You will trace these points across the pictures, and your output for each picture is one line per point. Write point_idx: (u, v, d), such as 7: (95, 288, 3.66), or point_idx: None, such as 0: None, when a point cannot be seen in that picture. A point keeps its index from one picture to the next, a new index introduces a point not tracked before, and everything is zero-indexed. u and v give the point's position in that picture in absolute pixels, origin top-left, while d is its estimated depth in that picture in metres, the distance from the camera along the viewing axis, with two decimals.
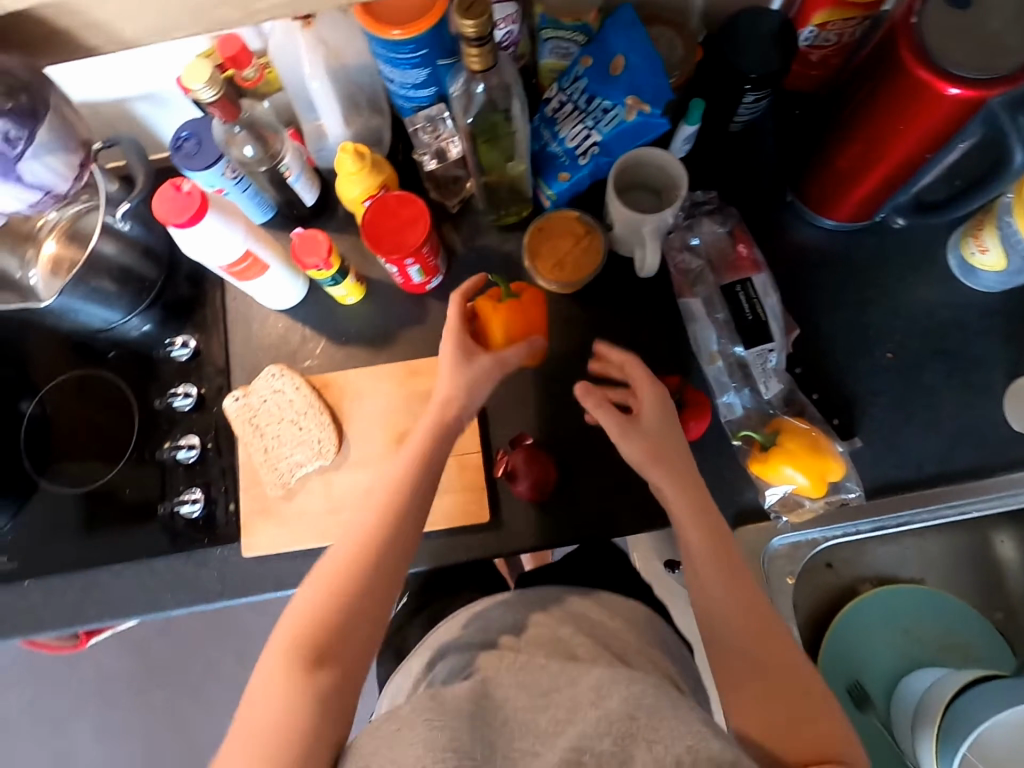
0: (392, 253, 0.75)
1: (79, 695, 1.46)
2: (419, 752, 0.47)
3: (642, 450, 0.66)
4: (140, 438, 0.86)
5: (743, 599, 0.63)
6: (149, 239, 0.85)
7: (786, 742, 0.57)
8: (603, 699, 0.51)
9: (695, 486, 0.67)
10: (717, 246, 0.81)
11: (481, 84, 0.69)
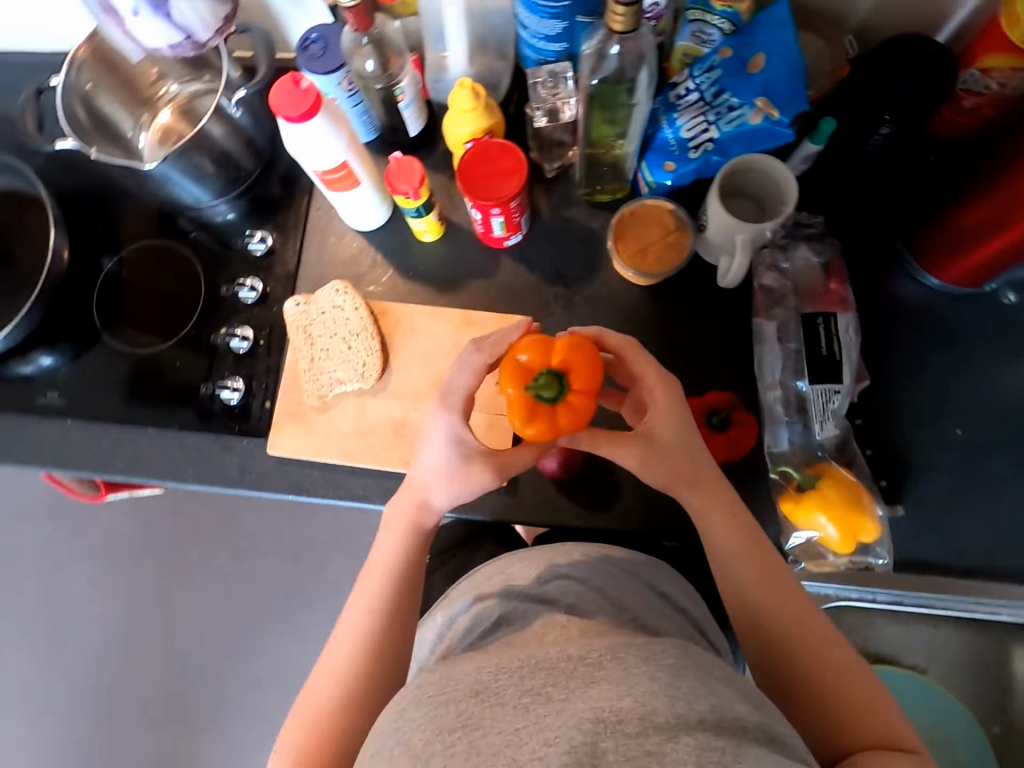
0: (480, 199, 0.74)
1: (84, 543, 1.55)
2: (423, 736, 0.41)
3: (671, 474, 0.63)
4: (201, 318, 0.89)
5: (768, 587, 0.62)
6: (254, 132, 0.88)
7: (846, 730, 0.56)
8: (618, 688, 0.41)
9: (723, 503, 0.64)
10: (808, 272, 0.77)
11: (617, 46, 0.67)
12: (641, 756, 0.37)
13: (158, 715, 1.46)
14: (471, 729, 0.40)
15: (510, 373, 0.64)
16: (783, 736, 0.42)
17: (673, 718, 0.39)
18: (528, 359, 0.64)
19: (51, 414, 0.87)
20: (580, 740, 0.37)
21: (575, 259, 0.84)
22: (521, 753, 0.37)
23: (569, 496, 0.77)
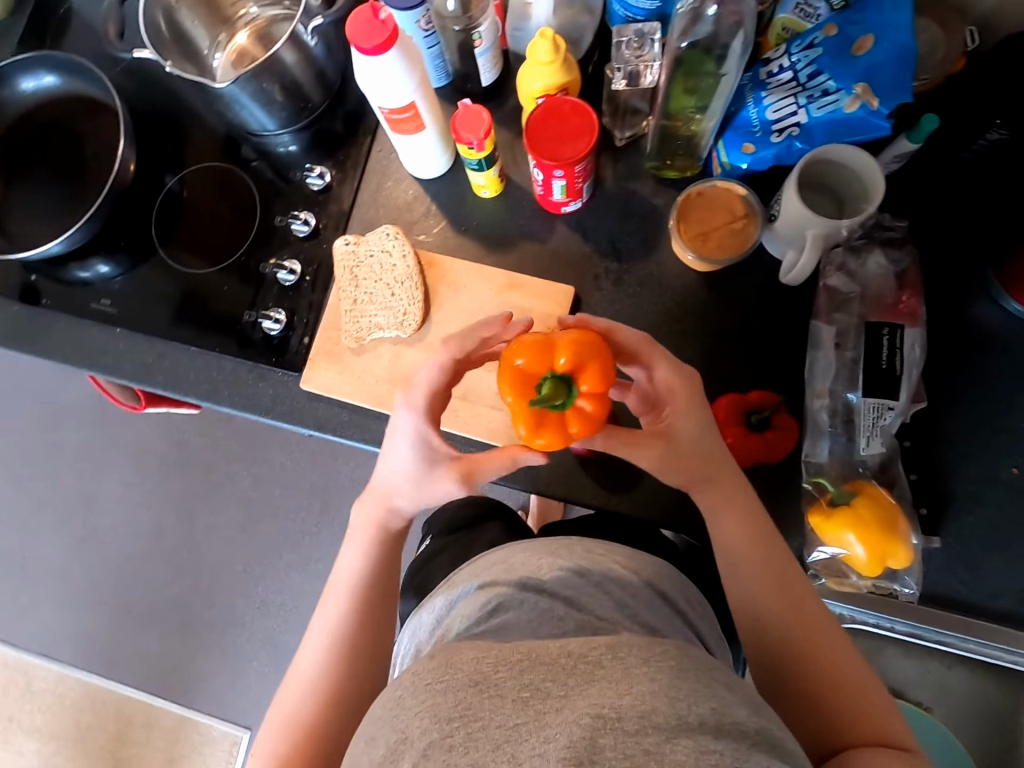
0: (543, 158, 0.71)
1: (121, 450, 1.62)
2: (422, 725, 0.41)
3: (690, 473, 0.62)
4: (253, 245, 0.90)
5: (777, 587, 0.60)
6: (325, 64, 0.87)
7: (843, 731, 0.54)
8: (618, 687, 0.40)
9: (735, 504, 0.63)
10: (879, 281, 0.71)
11: (714, 7, 0.63)
12: (638, 755, 0.37)
13: (170, 620, 1.54)
14: (470, 720, 0.40)
15: (512, 380, 0.61)
16: (782, 742, 0.41)
17: (674, 720, 0.39)
18: (529, 366, 0.61)
19: (102, 320, 0.90)
20: (579, 736, 0.37)
21: (632, 233, 0.81)
22: (521, 750, 0.38)
23: (590, 474, 0.76)
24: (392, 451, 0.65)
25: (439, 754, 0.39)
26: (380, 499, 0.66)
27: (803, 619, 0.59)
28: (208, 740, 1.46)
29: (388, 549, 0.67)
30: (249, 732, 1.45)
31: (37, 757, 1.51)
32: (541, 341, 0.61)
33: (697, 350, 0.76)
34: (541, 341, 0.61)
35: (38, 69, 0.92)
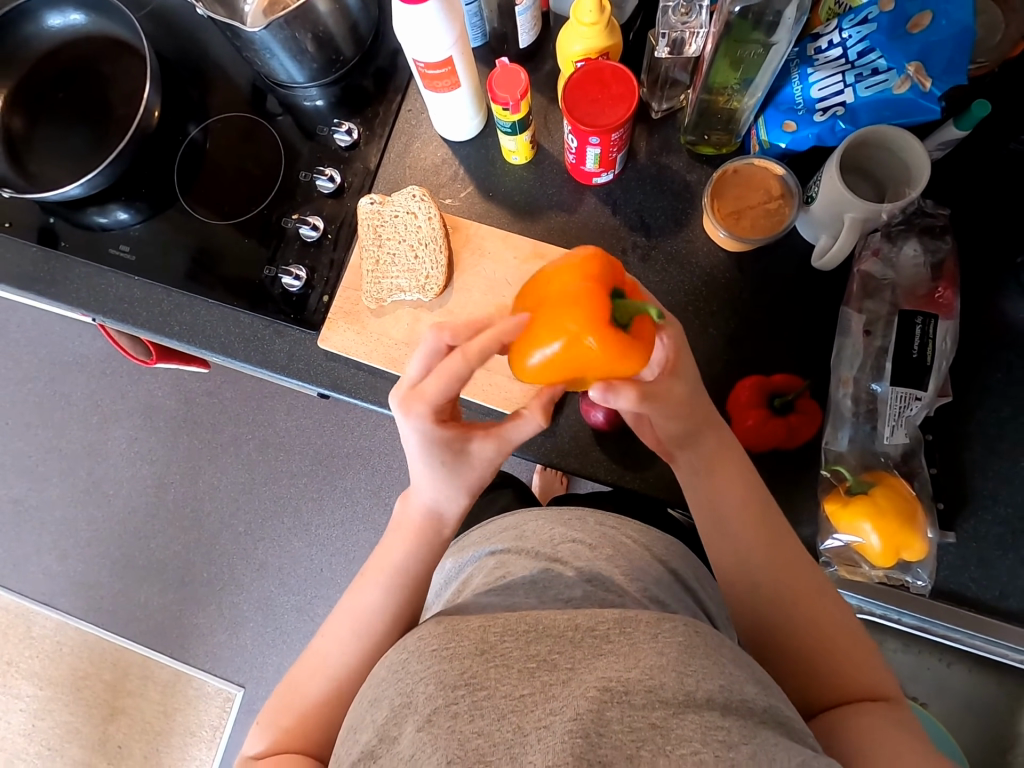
0: (580, 124, 0.69)
1: (127, 407, 1.63)
2: (427, 691, 0.40)
3: (692, 421, 0.61)
4: (275, 199, 0.88)
5: (782, 568, 0.59)
6: (359, 17, 0.85)
7: (833, 689, 0.55)
8: (625, 660, 0.40)
9: (749, 473, 0.63)
10: (913, 272, 0.70)
11: None
12: (645, 729, 0.37)
13: (170, 575, 1.55)
14: (476, 689, 0.39)
15: (587, 328, 0.54)
16: (792, 722, 0.41)
17: (681, 695, 0.38)
18: (588, 303, 0.55)
19: (119, 267, 0.89)
20: (585, 709, 0.37)
21: (663, 209, 0.80)
22: (526, 720, 0.37)
23: (604, 450, 0.75)
24: (410, 461, 0.60)
25: (444, 720, 0.39)
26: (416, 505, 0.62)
27: (802, 601, 0.58)
28: (202, 695, 1.48)
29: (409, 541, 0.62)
30: (242, 690, 1.46)
31: (32, 702, 1.52)
32: (581, 284, 0.56)
33: (723, 331, 0.75)
34: (581, 292, 0.55)
35: (66, 5, 0.91)
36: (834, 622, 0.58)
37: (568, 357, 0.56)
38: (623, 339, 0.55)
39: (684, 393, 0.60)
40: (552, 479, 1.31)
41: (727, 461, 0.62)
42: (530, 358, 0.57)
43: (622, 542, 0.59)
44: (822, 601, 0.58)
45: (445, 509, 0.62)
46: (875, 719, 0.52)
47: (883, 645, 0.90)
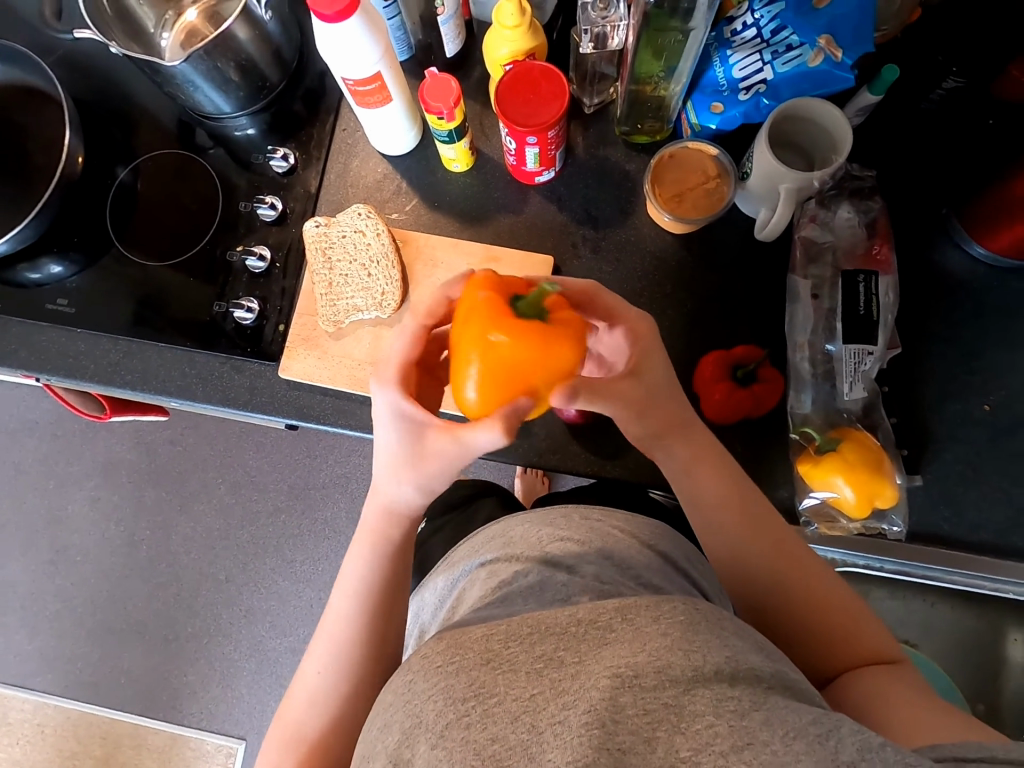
0: (516, 126, 0.70)
1: (88, 467, 1.56)
2: (436, 707, 0.40)
3: (658, 422, 0.62)
4: (217, 233, 0.87)
5: (770, 548, 0.62)
6: (280, 41, 0.84)
7: (835, 652, 0.57)
8: (631, 646, 0.40)
9: (722, 459, 0.65)
10: (849, 233, 0.73)
11: None
12: (659, 709, 0.37)
13: (153, 635, 1.49)
14: (486, 697, 0.39)
15: (491, 322, 0.54)
16: (798, 684, 0.41)
17: (690, 671, 0.38)
18: (485, 321, 0.54)
19: (59, 321, 0.86)
20: (599, 699, 0.37)
21: (607, 200, 0.81)
22: (540, 718, 0.37)
23: (581, 442, 0.76)
24: (380, 437, 0.62)
25: (456, 733, 0.38)
26: (378, 499, 0.63)
27: (788, 572, 0.60)
28: (201, 755, 1.42)
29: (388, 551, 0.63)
30: (244, 743, 1.41)
31: None
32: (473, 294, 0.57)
33: (680, 311, 0.77)
34: (482, 294, 0.56)
35: None
36: (829, 597, 0.59)
37: (490, 359, 0.54)
38: (528, 323, 0.54)
39: (638, 391, 0.60)
40: (534, 479, 1.31)
41: (705, 451, 0.65)
42: (468, 394, 0.56)
43: (609, 534, 0.60)
44: (816, 576, 0.60)
45: (403, 506, 0.62)
46: (879, 679, 0.53)
47: (871, 595, 0.93)
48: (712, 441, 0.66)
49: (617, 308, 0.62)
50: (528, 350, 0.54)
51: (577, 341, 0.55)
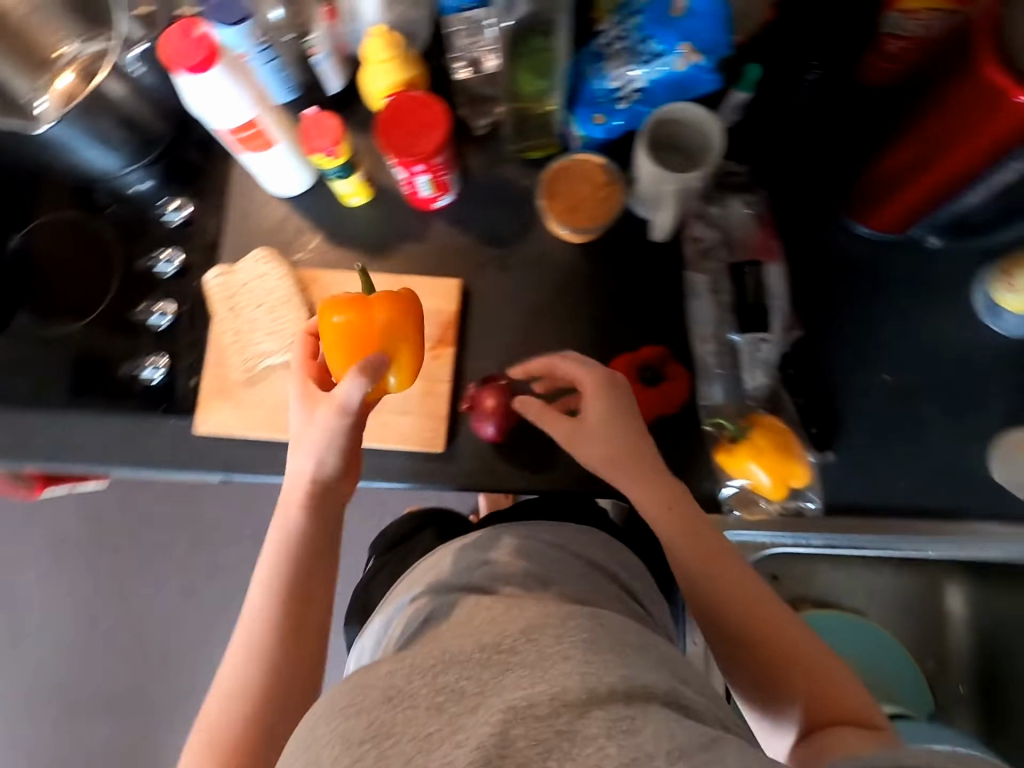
0: (402, 156, 0.71)
1: (33, 544, 1.49)
2: (332, 752, 0.39)
3: (602, 453, 0.66)
4: (119, 292, 0.85)
5: (729, 591, 0.62)
6: (163, 93, 0.82)
7: (809, 706, 0.57)
8: (532, 675, 0.41)
9: (671, 491, 0.65)
10: (742, 222, 0.77)
11: None
12: (550, 738, 0.37)
13: (119, 709, 1.43)
14: (382, 738, 0.38)
15: (330, 304, 0.70)
16: (692, 703, 0.43)
17: (585, 693, 0.39)
18: (326, 310, 0.70)
19: None
20: (489, 735, 0.37)
21: (508, 218, 0.82)
22: (432, 758, 0.37)
23: (507, 459, 0.76)
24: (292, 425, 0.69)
25: None
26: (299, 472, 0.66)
27: (755, 618, 0.61)
28: None
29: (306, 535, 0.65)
30: None
31: None
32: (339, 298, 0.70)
33: (589, 319, 0.78)
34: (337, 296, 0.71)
35: None
36: (778, 624, 0.61)
37: (335, 327, 0.69)
38: (380, 297, 0.69)
39: (593, 421, 0.66)
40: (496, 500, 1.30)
41: (652, 485, 0.65)
42: (391, 378, 0.71)
43: (536, 552, 0.61)
44: (765, 606, 0.62)
45: (318, 475, 0.66)
46: (857, 735, 0.55)
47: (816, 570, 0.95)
48: (654, 459, 0.66)
49: (574, 367, 0.68)
50: (366, 313, 0.68)
51: (408, 305, 0.70)
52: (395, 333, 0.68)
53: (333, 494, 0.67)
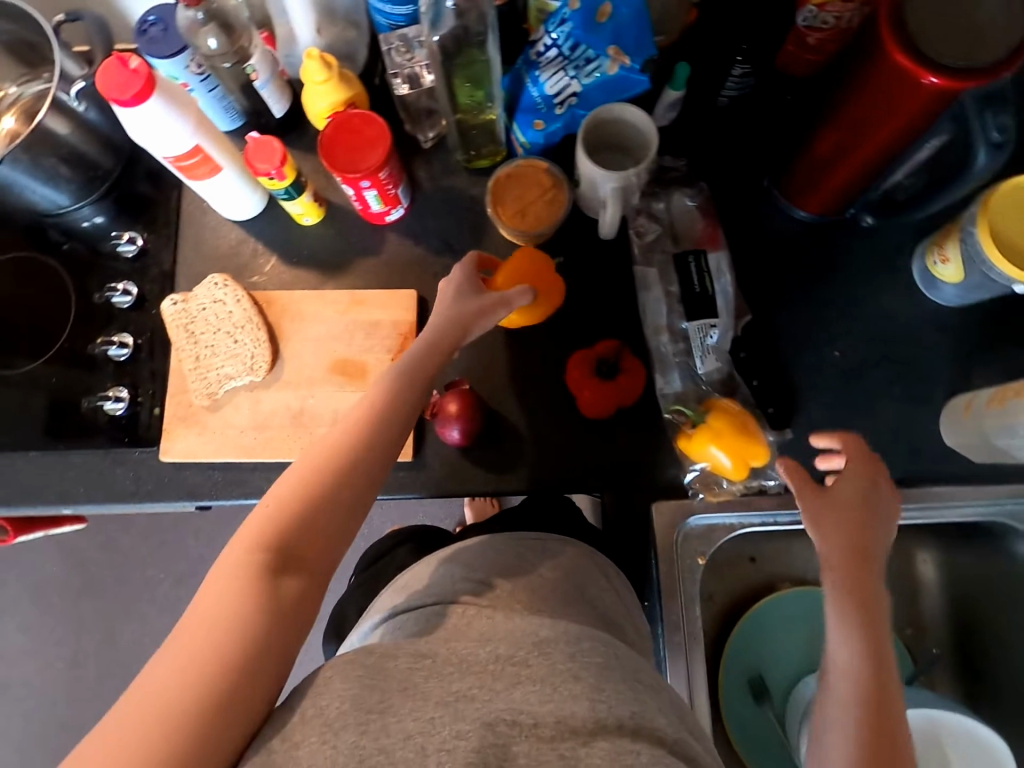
0: (346, 174, 0.72)
1: (13, 594, 1.46)
2: (339, 707, 0.40)
3: (851, 552, 0.62)
4: (77, 327, 0.85)
5: (857, 683, 0.56)
6: (108, 128, 0.82)
7: None
8: (541, 692, 0.42)
9: (874, 597, 0.60)
10: (687, 215, 0.80)
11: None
12: (553, 759, 0.39)
13: None
14: (386, 713, 0.40)
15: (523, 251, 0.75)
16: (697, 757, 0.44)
17: (591, 723, 0.41)
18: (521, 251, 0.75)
19: None
20: (489, 740, 0.39)
21: (460, 227, 0.84)
22: (430, 744, 0.38)
23: (474, 462, 0.76)
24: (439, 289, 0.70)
25: (349, 737, 0.39)
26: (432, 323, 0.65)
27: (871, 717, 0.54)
28: None
29: (372, 423, 0.59)
30: None
31: None
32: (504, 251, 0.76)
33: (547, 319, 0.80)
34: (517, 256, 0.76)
35: None
36: (889, 725, 0.54)
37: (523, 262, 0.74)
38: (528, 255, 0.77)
39: (875, 526, 0.64)
40: (482, 505, 1.29)
41: (867, 587, 0.60)
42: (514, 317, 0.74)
43: (516, 559, 0.63)
44: (883, 701, 0.55)
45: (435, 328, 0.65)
46: None
47: None
48: (870, 552, 0.62)
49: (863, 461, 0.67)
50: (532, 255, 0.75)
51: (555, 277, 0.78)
52: (544, 282, 0.74)
53: (412, 381, 0.62)
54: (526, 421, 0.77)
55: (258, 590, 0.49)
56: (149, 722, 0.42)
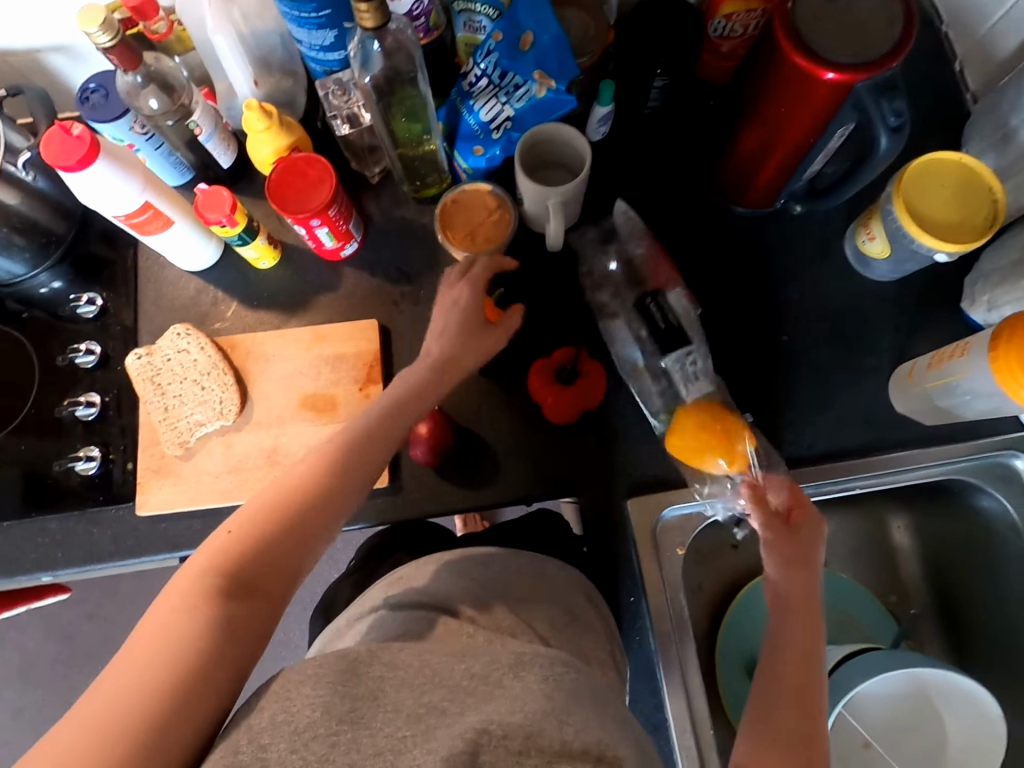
0: (296, 215, 0.74)
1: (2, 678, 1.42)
2: (310, 714, 0.41)
3: (799, 595, 0.63)
4: (42, 392, 0.85)
5: (796, 701, 0.58)
6: (57, 194, 0.84)
7: None
8: (510, 704, 0.43)
9: (815, 630, 0.62)
10: (628, 222, 0.84)
11: (376, 41, 0.70)
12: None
13: None
14: (360, 725, 0.41)
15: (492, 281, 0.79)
16: None
17: (557, 745, 0.41)
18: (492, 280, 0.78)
19: None
20: (459, 748, 0.40)
21: (413, 255, 0.86)
22: (400, 758, 0.39)
23: (450, 481, 0.77)
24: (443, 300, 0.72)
25: (320, 749, 0.40)
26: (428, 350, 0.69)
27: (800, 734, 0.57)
28: None
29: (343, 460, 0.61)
30: None
31: None
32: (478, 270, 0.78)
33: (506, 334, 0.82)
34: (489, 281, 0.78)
35: None
36: (811, 735, 0.57)
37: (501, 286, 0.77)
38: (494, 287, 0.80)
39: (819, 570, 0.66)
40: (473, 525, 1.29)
41: (814, 623, 0.62)
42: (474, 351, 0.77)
43: (502, 577, 0.64)
44: (808, 712, 0.58)
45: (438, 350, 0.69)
46: None
47: None
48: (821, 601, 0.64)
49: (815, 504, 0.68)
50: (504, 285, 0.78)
51: None
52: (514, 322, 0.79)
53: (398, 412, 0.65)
54: (496, 435, 0.79)
55: (212, 608, 0.51)
56: (95, 728, 0.43)
